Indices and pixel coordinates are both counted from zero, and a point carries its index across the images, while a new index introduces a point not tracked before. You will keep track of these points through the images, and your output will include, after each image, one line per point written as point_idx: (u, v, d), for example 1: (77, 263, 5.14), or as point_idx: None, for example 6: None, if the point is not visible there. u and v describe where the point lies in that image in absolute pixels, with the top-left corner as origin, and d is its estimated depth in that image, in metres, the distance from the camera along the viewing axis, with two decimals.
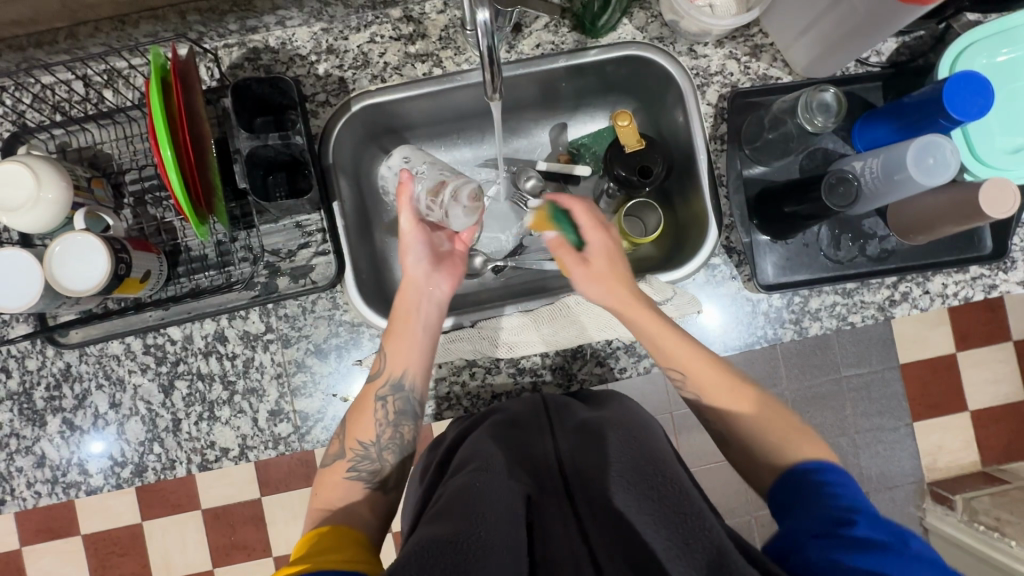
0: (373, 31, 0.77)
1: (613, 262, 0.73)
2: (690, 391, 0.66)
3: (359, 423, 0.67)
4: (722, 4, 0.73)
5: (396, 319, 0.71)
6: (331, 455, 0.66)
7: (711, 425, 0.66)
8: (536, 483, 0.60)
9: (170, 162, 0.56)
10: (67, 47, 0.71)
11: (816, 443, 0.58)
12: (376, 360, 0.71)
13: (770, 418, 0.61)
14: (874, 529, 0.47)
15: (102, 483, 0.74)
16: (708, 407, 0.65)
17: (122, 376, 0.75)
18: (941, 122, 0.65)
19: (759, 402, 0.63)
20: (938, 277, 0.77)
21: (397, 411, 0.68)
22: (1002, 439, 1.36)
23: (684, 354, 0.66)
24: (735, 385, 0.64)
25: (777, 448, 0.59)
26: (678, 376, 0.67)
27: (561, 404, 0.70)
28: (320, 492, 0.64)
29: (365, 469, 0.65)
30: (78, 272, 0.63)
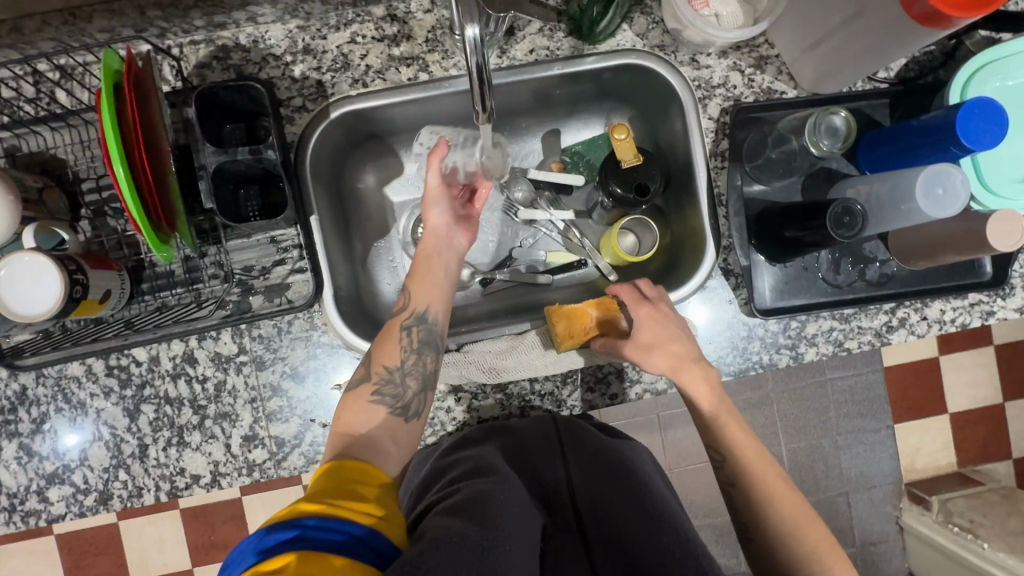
0: (354, 30, 0.71)
1: (661, 326, 0.67)
2: (730, 477, 0.65)
3: (384, 349, 0.63)
4: (729, 14, 0.69)
5: (420, 266, 0.70)
6: (355, 380, 0.63)
7: (737, 514, 0.65)
8: (550, 517, 0.66)
9: (124, 181, 0.51)
10: (11, 42, 0.63)
11: (841, 557, 0.60)
12: (399, 298, 0.68)
13: (808, 522, 0.61)
14: None
15: (63, 511, 0.70)
16: (744, 499, 0.64)
17: (84, 400, 0.71)
18: (952, 149, 0.62)
19: (799, 503, 0.62)
20: (936, 303, 0.75)
21: (423, 342, 0.65)
22: (979, 441, 1.37)
23: (735, 444, 0.65)
24: (777, 482, 0.63)
25: (809, 558, 0.60)
26: (719, 458, 0.66)
27: (571, 424, 0.72)
28: (342, 416, 0.60)
29: (388, 395, 0.62)
30: (28, 296, 0.58)
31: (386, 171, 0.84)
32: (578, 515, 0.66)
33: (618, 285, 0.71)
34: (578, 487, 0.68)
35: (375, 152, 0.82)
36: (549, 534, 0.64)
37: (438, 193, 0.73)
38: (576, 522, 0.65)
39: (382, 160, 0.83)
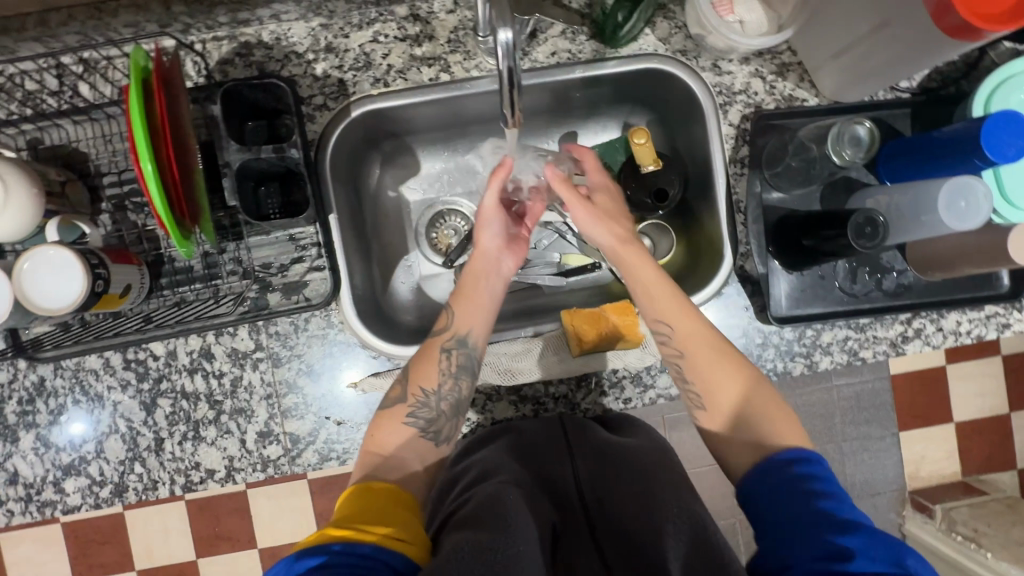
0: (376, 29, 0.71)
1: (611, 208, 0.70)
2: (676, 348, 0.63)
3: (425, 369, 0.63)
4: (754, 20, 0.68)
5: (467, 285, 0.69)
6: (391, 398, 0.63)
7: (688, 388, 0.62)
8: (558, 514, 0.63)
9: (152, 177, 0.51)
10: (36, 35, 0.63)
11: (798, 434, 0.57)
12: (444, 317, 0.67)
13: (756, 396, 0.59)
14: (873, 560, 0.44)
15: (79, 502, 0.71)
16: (691, 367, 0.61)
17: (101, 393, 0.71)
18: (975, 162, 0.63)
19: (749, 379, 0.60)
20: (952, 314, 0.75)
21: (461, 366, 0.65)
22: (984, 450, 1.36)
23: (681, 310, 0.63)
24: (723, 355, 0.61)
25: (763, 425, 0.57)
26: (665, 330, 0.63)
27: (578, 424, 0.70)
28: (374, 434, 0.61)
29: (421, 419, 0.62)
30: (52, 290, 0.59)
31: (403, 170, 0.84)
32: (586, 511, 0.64)
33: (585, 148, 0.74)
34: (584, 483, 0.66)
35: (393, 150, 0.82)
36: (559, 535, 0.61)
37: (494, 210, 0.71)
38: (585, 519, 0.63)
39: (399, 159, 0.83)
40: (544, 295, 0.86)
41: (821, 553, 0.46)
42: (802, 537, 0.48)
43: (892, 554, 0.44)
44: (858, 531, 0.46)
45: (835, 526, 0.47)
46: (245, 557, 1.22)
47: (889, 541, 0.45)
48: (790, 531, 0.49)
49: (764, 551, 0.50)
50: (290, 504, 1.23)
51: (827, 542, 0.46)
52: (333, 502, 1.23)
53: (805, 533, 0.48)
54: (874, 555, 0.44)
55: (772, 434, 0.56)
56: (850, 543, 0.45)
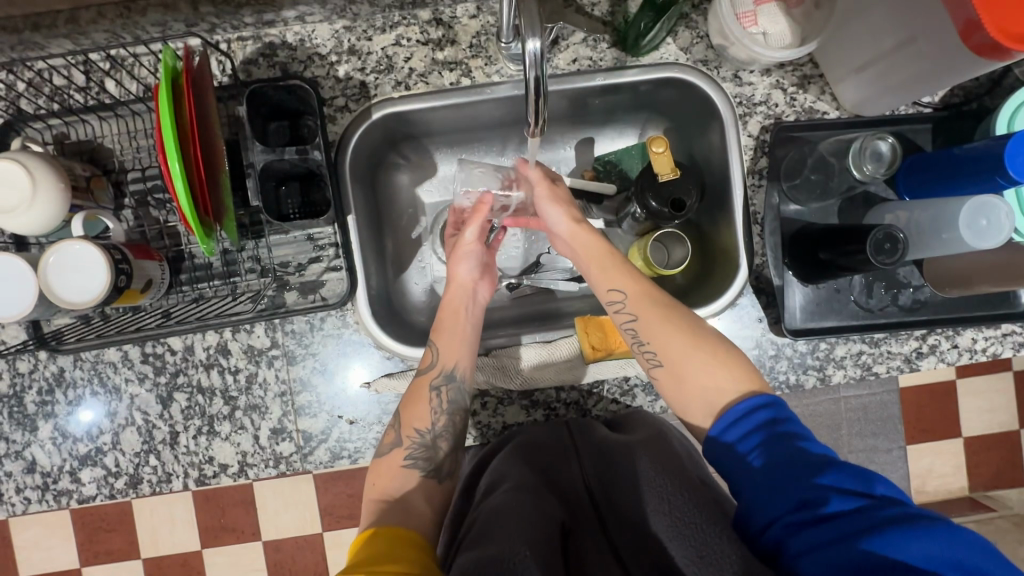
0: (399, 33, 0.71)
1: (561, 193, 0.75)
2: (628, 314, 0.66)
3: (415, 412, 0.65)
4: (777, 33, 0.68)
5: (447, 316, 0.71)
6: (387, 444, 0.64)
7: (643, 350, 0.65)
8: (569, 513, 0.62)
9: (179, 176, 0.52)
10: (66, 32, 0.64)
11: (754, 377, 0.59)
12: (427, 353, 0.68)
13: (701, 345, 0.61)
14: (846, 498, 0.46)
15: (94, 493, 0.72)
16: (644, 329, 0.64)
17: (119, 385, 0.72)
18: (999, 180, 0.62)
19: (696, 333, 0.63)
20: (968, 332, 0.75)
21: (452, 402, 0.66)
22: (991, 466, 1.35)
23: (629, 279, 0.67)
24: (670, 313, 0.64)
25: (712, 371, 0.60)
26: (619, 298, 0.67)
27: (583, 425, 0.71)
28: (376, 480, 0.62)
29: (420, 459, 0.63)
30: (77, 284, 0.60)
31: (420, 172, 0.85)
32: (597, 510, 0.64)
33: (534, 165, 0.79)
34: (594, 482, 0.66)
35: (411, 152, 0.82)
36: (569, 531, 0.60)
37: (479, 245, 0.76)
38: (597, 518, 0.63)
39: (416, 161, 0.84)
40: (557, 300, 0.87)
41: (801, 498, 0.48)
42: (781, 487, 0.49)
43: (859, 482, 0.47)
44: (829, 468, 0.48)
45: (807, 468, 0.49)
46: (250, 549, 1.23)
47: (854, 472, 0.48)
48: (767, 484, 0.50)
49: (747, 505, 0.51)
50: (296, 499, 1.24)
51: (805, 486, 0.48)
52: (338, 498, 1.24)
53: (780, 479, 0.49)
54: (846, 487, 0.47)
55: (725, 377, 0.59)
56: (825, 482, 0.47)
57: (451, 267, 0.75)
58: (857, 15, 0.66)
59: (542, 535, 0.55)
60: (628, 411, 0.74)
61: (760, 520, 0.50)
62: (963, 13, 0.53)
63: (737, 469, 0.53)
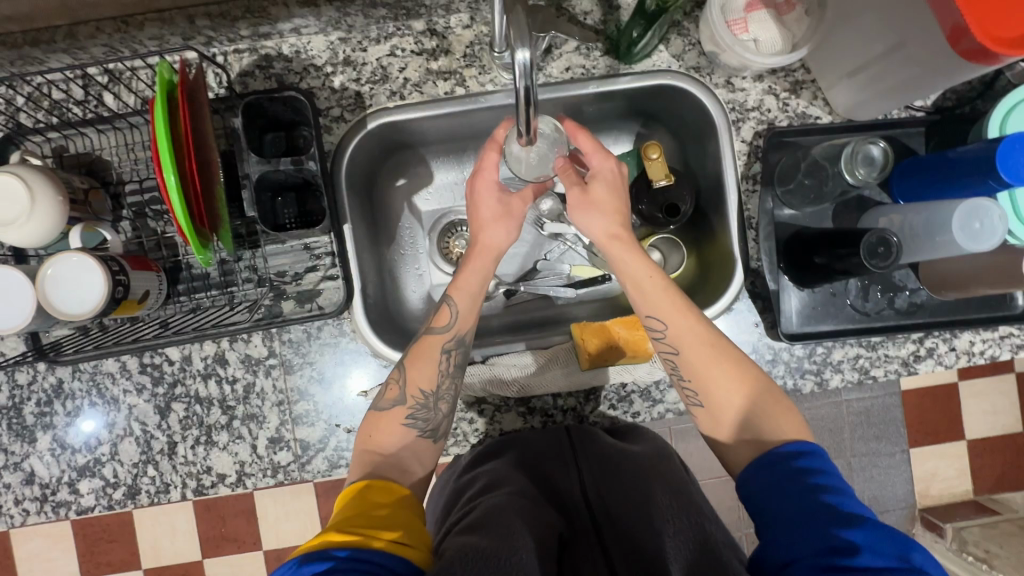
0: (393, 43, 0.72)
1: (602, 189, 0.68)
2: (669, 346, 0.63)
3: (422, 371, 0.64)
4: (768, 39, 0.68)
5: (469, 277, 0.69)
6: (388, 400, 0.63)
7: (682, 384, 0.64)
8: (566, 522, 0.62)
9: (174, 189, 0.52)
10: (65, 47, 0.65)
11: (797, 425, 0.58)
12: (444, 311, 0.67)
13: (748, 391, 0.60)
14: (876, 553, 0.45)
15: (92, 504, 0.72)
16: (686, 365, 0.62)
17: (117, 396, 0.72)
18: (990, 183, 0.63)
19: (743, 376, 0.61)
20: (965, 334, 0.75)
21: (457, 366, 0.66)
22: (995, 470, 1.34)
23: (671, 307, 0.63)
24: (716, 350, 0.62)
25: (757, 422, 0.58)
26: (658, 327, 0.64)
27: (586, 433, 0.71)
28: (373, 432, 0.62)
29: (420, 419, 0.63)
30: (73, 296, 0.60)
31: (415, 181, 0.85)
32: (594, 519, 0.62)
33: (578, 128, 0.69)
34: (590, 491, 0.65)
35: (407, 161, 0.83)
36: (566, 541, 0.60)
37: (519, 213, 0.73)
38: (593, 527, 0.61)
39: (412, 169, 0.84)
40: (554, 306, 0.87)
41: (827, 545, 0.46)
42: (806, 531, 0.48)
43: (894, 546, 0.45)
44: (864, 525, 0.47)
45: (839, 520, 0.47)
46: (250, 559, 1.23)
47: (894, 536, 0.46)
48: (794, 528, 0.49)
49: (767, 543, 0.51)
50: (297, 507, 1.24)
51: (831, 535, 0.47)
52: None
53: (812, 525, 0.48)
54: (880, 548, 0.45)
55: (768, 428, 0.58)
56: (856, 537, 0.46)
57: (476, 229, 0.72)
58: (847, 20, 0.66)
59: (540, 538, 0.55)
60: (630, 424, 0.74)
61: (778, 559, 0.49)
62: (950, 19, 0.54)
63: (767, 508, 0.52)
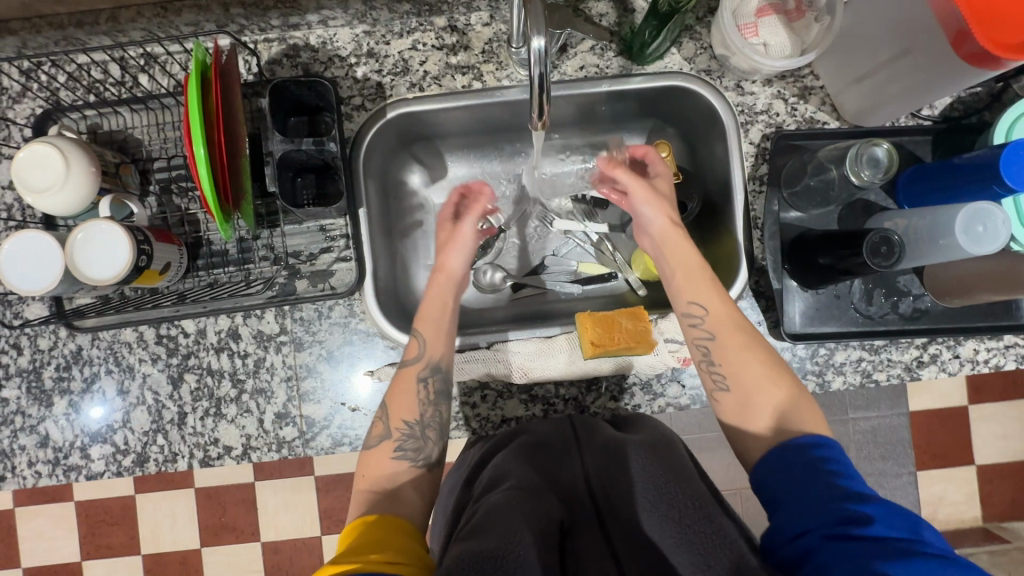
0: (416, 38, 0.75)
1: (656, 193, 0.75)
2: (706, 331, 0.66)
3: (402, 402, 0.66)
4: (777, 44, 0.71)
5: (435, 306, 0.72)
6: (376, 437, 0.66)
7: (711, 369, 0.65)
8: (567, 511, 0.63)
9: (202, 160, 0.55)
10: (106, 29, 0.69)
11: (817, 421, 0.59)
12: (413, 343, 0.69)
13: (779, 385, 0.61)
14: (889, 526, 0.46)
15: (102, 469, 0.74)
16: (719, 350, 0.64)
17: (132, 364, 0.75)
18: (995, 188, 0.64)
19: (772, 368, 0.63)
20: (970, 342, 0.75)
21: (438, 393, 0.69)
22: (1005, 496, 1.32)
23: (714, 295, 0.67)
24: (750, 342, 0.64)
25: (786, 410, 0.59)
26: (699, 311, 0.67)
27: (588, 424, 0.72)
28: (365, 471, 0.64)
29: (409, 449, 0.65)
30: (100, 262, 0.63)
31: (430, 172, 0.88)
32: (597, 509, 0.63)
33: (649, 147, 0.78)
34: (595, 480, 0.65)
35: (423, 153, 0.86)
36: (568, 531, 0.60)
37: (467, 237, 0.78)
38: (596, 518, 0.62)
39: (428, 160, 0.87)
40: (560, 301, 0.88)
41: (841, 516, 0.48)
42: (820, 504, 0.49)
43: (903, 522, 0.47)
44: (878, 502, 0.48)
45: (852, 496, 0.49)
46: (250, 546, 1.24)
47: (902, 513, 0.48)
48: (807, 500, 0.50)
49: (780, 518, 0.52)
50: (298, 498, 1.25)
51: (844, 507, 0.48)
52: (338, 498, 1.25)
53: (829, 499, 0.49)
54: (891, 520, 0.47)
55: (787, 415, 0.59)
56: (869, 509, 0.47)
57: (441, 257, 0.77)
58: (856, 28, 0.68)
59: (541, 530, 0.56)
60: (629, 412, 0.75)
61: (790, 531, 0.50)
62: (953, 24, 0.57)
63: (781, 488, 0.54)
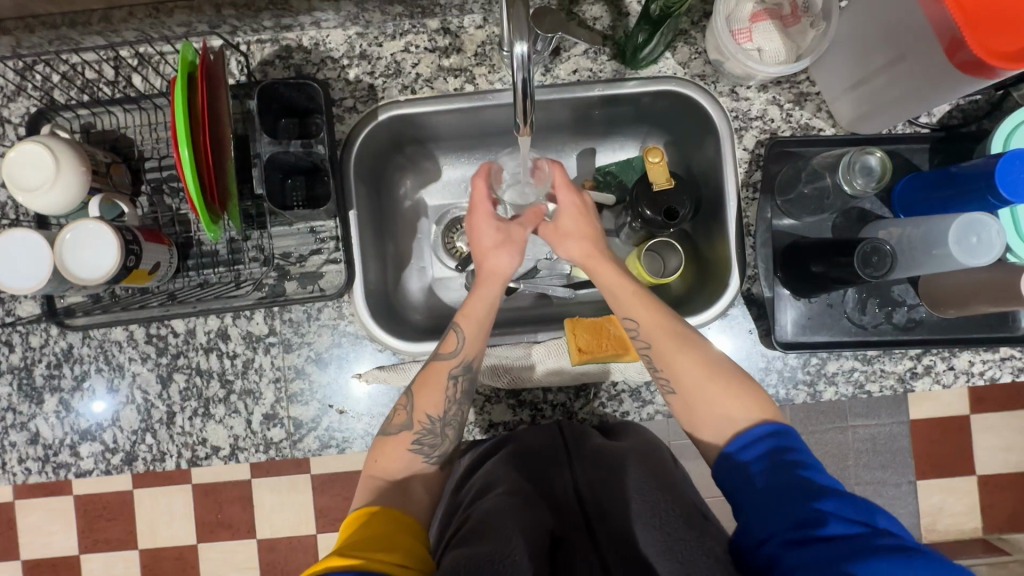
0: (408, 40, 0.75)
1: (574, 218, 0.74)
2: (642, 342, 0.65)
3: (430, 397, 0.65)
4: (772, 49, 0.69)
5: (477, 307, 0.69)
6: (396, 425, 0.65)
7: (657, 375, 0.65)
8: (557, 519, 0.61)
9: (188, 162, 0.56)
10: (99, 29, 0.70)
11: (760, 403, 0.59)
12: (450, 338, 0.67)
13: (722, 379, 0.61)
14: (845, 521, 0.47)
15: (91, 467, 0.74)
16: (657, 356, 0.64)
17: (122, 363, 0.75)
18: (990, 200, 0.63)
19: (717, 374, 0.61)
20: (965, 354, 0.74)
21: (464, 392, 0.67)
22: (1006, 507, 1.30)
23: (641, 308, 0.66)
24: (686, 342, 0.63)
25: (725, 402, 0.59)
26: (631, 327, 0.66)
27: (578, 431, 0.71)
28: (378, 457, 0.63)
29: (426, 444, 0.64)
30: (89, 261, 0.63)
31: (424, 175, 0.88)
32: (585, 516, 0.62)
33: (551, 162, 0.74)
34: (584, 489, 0.65)
35: (417, 155, 0.86)
36: (559, 540, 0.58)
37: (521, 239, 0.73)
38: (585, 523, 0.61)
39: (422, 162, 0.87)
40: (552, 305, 0.88)
41: (798, 518, 0.48)
42: (780, 504, 0.50)
43: (859, 513, 0.48)
44: (833, 495, 0.49)
45: (809, 492, 0.50)
46: (244, 543, 1.25)
47: (858, 503, 0.49)
48: (767, 504, 0.51)
49: (742, 519, 0.52)
50: (293, 496, 1.25)
51: (804, 506, 0.49)
52: (332, 497, 1.25)
53: (788, 498, 0.50)
54: (847, 514, 0.48)
55: (731, 410, 0.59)
56: (826, 506, 0.48)
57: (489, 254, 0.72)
58: (852, 33, 0.68)
59: (536, 538, 0.55)
60: (617, 420, 0.74)
61: (755, 537, 0.50)
62: (947, 32, 0.56)
63: (742, 492, 0.54)
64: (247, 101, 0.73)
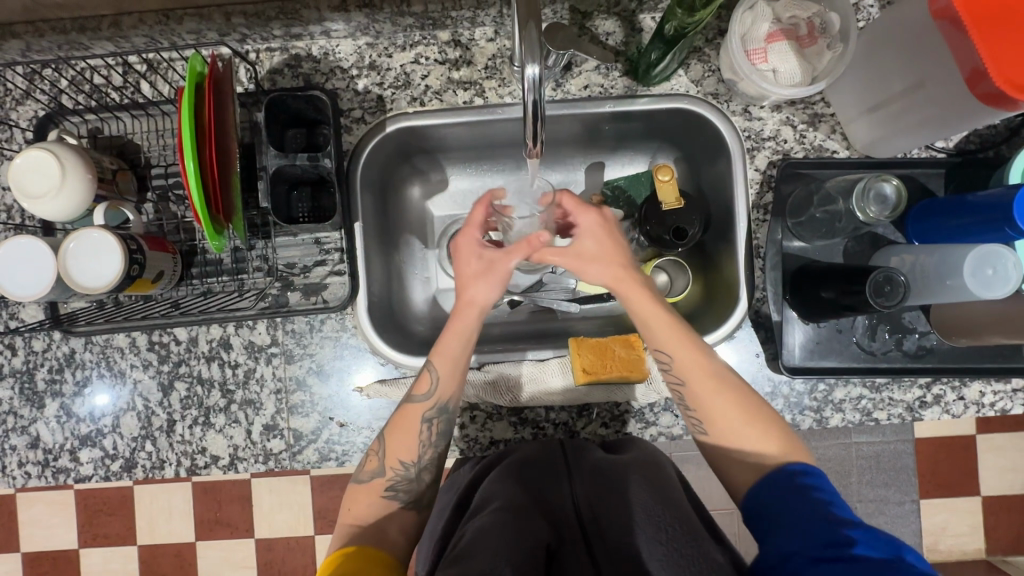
0: (418, 51, 0.74)
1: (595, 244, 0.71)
2: (675, 377, 0.64)
3: (402, 444, 0.64)
4: (787, 70, 0.68)
5: (452, 343, 0.67)
6: (368, 472, 0.64)
7: (687, 413, 0.64)
8: (555, 533, 0.60)
9: (193, 174, 0.55)
10: (109, 35, 0.69)
11: (792, 445, 0.59)
12: (423, 379, 0.66)
13: (754, 419, 0.60)
14: (872, 547, 0.47)
15: (91, 473, 0.74)
16: (690, 394, 0.63)
17: (124, 369, 0.75)
18: (1007, 230, 0.61)
19: (744, 407, 0.61)
20: (976, 384, 0.73)
21: (440, 434, 0.66)
22: (1011, 529, 1.28)
23: (678, 343, 0.64)
24: (721, 382, 0.62)
25: (756, 443, 0.59)
26: (664, 360, 0.64)
27: (578, 445, 0.71)
28: (351, 506, 0.63)
29: (400, 490, 0.64)
30: (92, 270, 0.63)
31: (431, 185, 0.87)
32: (584, 530, 0.61)
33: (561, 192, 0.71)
34: (582, 503, 0.63)
35: (424, 166, 0.85)
36: (554, 554, 0.57)
37: (503, 270, 0.70)
38: (583, 538, 0.60)
39: (429, 173, 0.86)
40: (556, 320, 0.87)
41: (828, 539, 0.49)
42: (809, 527, 0.50)
43: (890, 545, 0.47)
44: (863, 525, 0.49)
45: (840, 519, 0.50)
46: (242, 544, 1.25)
47: (891, 539, 0.48)
48: (796, 525, 0.51)
49: (768, 537, 0.53)
50: (292, 498, 1.25)
51: (832, 530, 0.49)
52: (331, 501, 1.25)
53: (816, 522, 0.50)
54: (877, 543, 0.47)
55: (763, 451, 0.58)
56: (855, 532, 0.48)
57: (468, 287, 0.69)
58: (874, 55, 0.67)
59: (529, 554, 0.54)
60: (619, 439, 0.74)
61: (779, 554, 0.51)
62: (970, 61, 0.55)
63: (770, 511, 0.54)
64: (255, 110, 0.72)
